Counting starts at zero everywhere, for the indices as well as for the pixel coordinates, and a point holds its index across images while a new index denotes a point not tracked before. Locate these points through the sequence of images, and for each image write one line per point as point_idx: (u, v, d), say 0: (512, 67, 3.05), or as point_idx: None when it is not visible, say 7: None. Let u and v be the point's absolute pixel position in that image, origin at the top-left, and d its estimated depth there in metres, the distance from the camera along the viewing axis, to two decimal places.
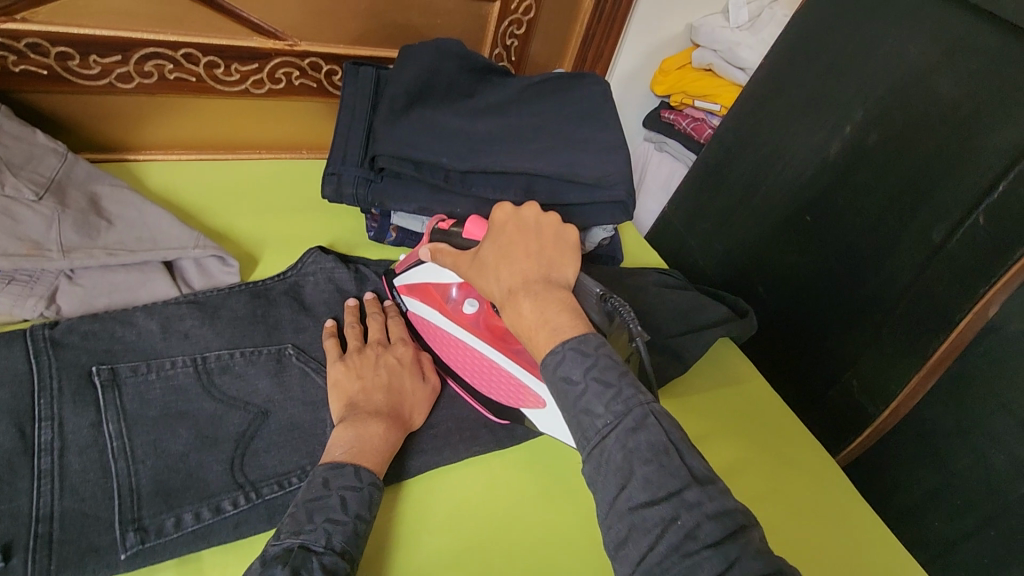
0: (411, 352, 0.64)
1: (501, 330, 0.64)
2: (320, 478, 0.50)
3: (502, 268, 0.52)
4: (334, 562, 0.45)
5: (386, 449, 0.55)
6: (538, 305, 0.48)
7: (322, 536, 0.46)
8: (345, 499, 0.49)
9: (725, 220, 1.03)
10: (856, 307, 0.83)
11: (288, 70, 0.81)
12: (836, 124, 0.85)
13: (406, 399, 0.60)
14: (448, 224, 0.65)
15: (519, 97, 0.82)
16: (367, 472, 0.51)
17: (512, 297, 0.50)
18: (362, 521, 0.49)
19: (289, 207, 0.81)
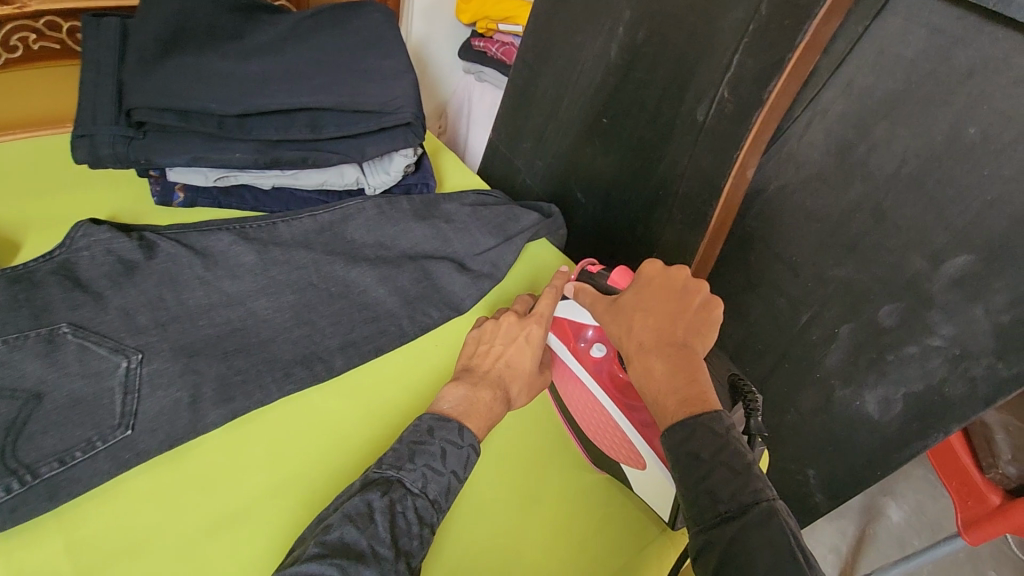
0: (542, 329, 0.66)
1: (623, 383, 0.64)
2: (429, 424, 0.55)
3: (641, 321, 0.57)
4: (422, 506, 0.51)
5: (490, 415, 0.59)
6: (669, 366, 0.53)
7: (419, 477, 0.52)
8: (447, 451, 0.54)
9: (540, 136, 1.07)
10: (653, 194, 0.91)
11: (23, 34, 0.74)
12: (612, 26, 0.90)
13: (518, 369, 0.63)
14: (598, 268, 0.69)
15: (292, 32, 0.78)
16: (468, 434, 0.55)
17: (641, 353, 0.55)
18: (457, 478, 0.53)
19: (52, 184, 0.73)
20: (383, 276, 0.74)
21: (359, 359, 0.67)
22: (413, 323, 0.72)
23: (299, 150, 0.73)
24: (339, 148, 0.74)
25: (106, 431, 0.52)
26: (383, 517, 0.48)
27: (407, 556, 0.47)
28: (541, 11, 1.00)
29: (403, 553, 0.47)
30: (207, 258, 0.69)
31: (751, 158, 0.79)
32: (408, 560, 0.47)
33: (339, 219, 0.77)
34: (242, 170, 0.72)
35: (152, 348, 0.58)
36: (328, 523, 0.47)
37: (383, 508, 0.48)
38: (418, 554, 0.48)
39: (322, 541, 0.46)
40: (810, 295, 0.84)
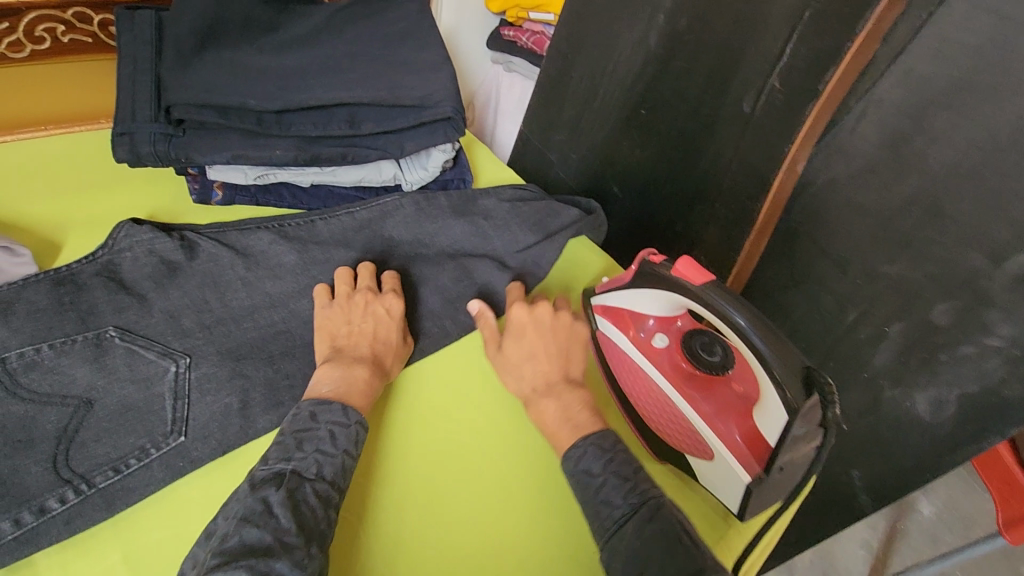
0: (401, 304, 0.65)
1: (689, 371, 0.63)
2: (307, 410, 0.53)
3: (522, 369, 0.63)
4: (326, 489, 0.49)
5: (370, 392, 0.58)
6: (536, 410, 0.59)
7: (312, 464, 0.50)
8: (334, 434, 0.52)
9: (574, 128, 1.04)
10: (694, 187, 0.89)
11: (51, 26, 0.71)
12: (651, 13, 0.87)
13: (382, 340, 0.63)
14: (659, 258, 0.64)
15: (328, 26, 0.76)
16: (354, 411, 0.55)
17: (538, 400, 0.60)
18: (350, 456, 0.53)
19: (92, 183, 0.72)
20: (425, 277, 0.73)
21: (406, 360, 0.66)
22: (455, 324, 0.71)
23: (340, 145, 0.71)
24: (378, 143, 0.73)
25: (159, 439, 0.52)
26: (283, 510, 0.45)
27: (317, 539, 0.46)
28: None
29: (313, 536, 0.45)
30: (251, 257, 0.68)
31: (803, 152, 0.78)
32: (319, 542, 0.45)
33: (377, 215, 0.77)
34: (283, 168, 0.70)
35: (199, 352, 0.58)
36: (221, 536, 0.44)
37: (281, 503, 0.46)
38: (328, 535, 0.47)
39: (219, 558, 0.42)
40: (858, 292, 0.82)
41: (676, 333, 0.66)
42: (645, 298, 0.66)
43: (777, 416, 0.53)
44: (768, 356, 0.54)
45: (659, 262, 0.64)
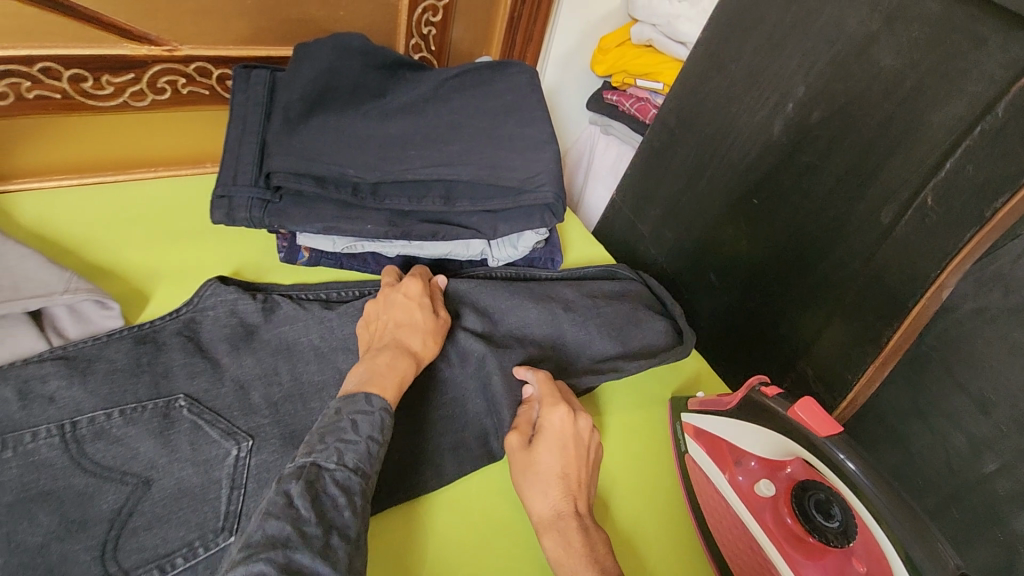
0: (419, 284, 0.65)
1: (797, 531, 0.54)
2: (333, 407, 0.51)
3: (551, 488, 0.55)
4: (346, 478, 0.46)
5: (397, 375, 0.56)
6: (563, 543, 0.52)
7: (333, 453, 0.47)
8: (357, 422, 0.49)
9: (673, 206, 0.97)
10: (808, 291, 0.80)
11: (173, 78, 0.73)
12: (779, 100, 0.80)
13: (407, 320, 0.62)
14: (774, 390, 0.57)
15: (436, 94, 0.74)
16: (377, 398, 0.52)
17: (560, 531, 0.53)
18: (374, 444, 0.49)
19: (186, 230, 0.73)
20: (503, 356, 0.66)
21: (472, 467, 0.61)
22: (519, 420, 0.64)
23: (433, 222, 0.68)
24: (471, 222, 0.69)
25: (208, 536, 0.49)
26: (304, 501, 0.43)
27: (338, 528, 0.43)
28: (691, 75, 0.91)
29: (334, 526, 0.43)
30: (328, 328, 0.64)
31: (954, 278, 0.65)
32: (340, 531, 0.43)
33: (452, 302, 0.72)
34: (372, 241, 0.67)
35: (263, 435, 0.55)
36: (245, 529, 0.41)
37: (302, 493, 0.43)
38: (353, 522, 0.44)
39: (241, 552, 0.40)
40: (1000, 440, 0.68)
41: (785, 481, 0.57)
42: (751, 435, 0.58)
43: None
44: (917, 557, 0.44)
45: (774, 395, 0.56)
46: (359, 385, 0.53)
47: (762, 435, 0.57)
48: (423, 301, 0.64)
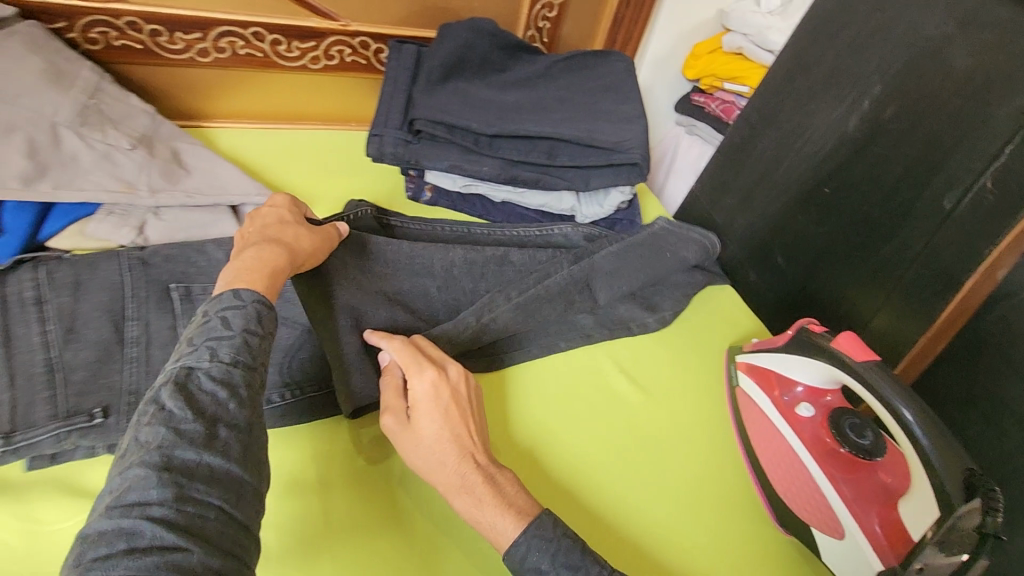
0: (285, 193, 0.66)
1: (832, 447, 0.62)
2: (202, 310, 0.50)
3: (447, 453, 0.54)
4: (223, 372, 0.46)
5: (269, 270, 0.55)
6: (472, 502, 0.53)
7: (203, 354, 0.47)
8: (227, 318, 0.49)
9: (747, 195, 1.05)
10: (872, 273, 0.86)
11: (341, 48, 0.91)
12: (856, 98, 0.87)
13: (286, 232, 0.61)
14: (820, 328, 0.66)
15: (547, 72, 0.88)
16: (247, 291, 0.51)
17: (454, 487, 0.54)
18: (251, 334, 0.49)
19: (337, 168, 0.91)
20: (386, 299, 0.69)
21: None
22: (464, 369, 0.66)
23: (536, 173, 0.81)
24: (567, 176, 0.82)
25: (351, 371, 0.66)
26: (174, 403, 0.43)
27: (225, 421, 0.44)
28: (774, 77, 0.99)
29: (219, 419, 0.44)
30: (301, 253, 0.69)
31: (1009, 259, 0.75)
32: (226, 422, 0.44)
33: (472, 239, 0.82)
34: (486, 182, 0.82)
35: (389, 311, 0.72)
36: (123, 443, 0.42)
37: (171, 396, 0.43)
38: (240, 412, 0.45)
39: (122, 462, 0.41)
40: None
41: (824, 407, 0.65)
42: (798, 364, 0.66)
43: (927, 510, 0.52)
44: (934, 455, 0.52)
45: (821, 331, 0.65)
46: (227, 281, 0.52)
47: (809, 365, 0.65)
48: (289, 216, 0.64)
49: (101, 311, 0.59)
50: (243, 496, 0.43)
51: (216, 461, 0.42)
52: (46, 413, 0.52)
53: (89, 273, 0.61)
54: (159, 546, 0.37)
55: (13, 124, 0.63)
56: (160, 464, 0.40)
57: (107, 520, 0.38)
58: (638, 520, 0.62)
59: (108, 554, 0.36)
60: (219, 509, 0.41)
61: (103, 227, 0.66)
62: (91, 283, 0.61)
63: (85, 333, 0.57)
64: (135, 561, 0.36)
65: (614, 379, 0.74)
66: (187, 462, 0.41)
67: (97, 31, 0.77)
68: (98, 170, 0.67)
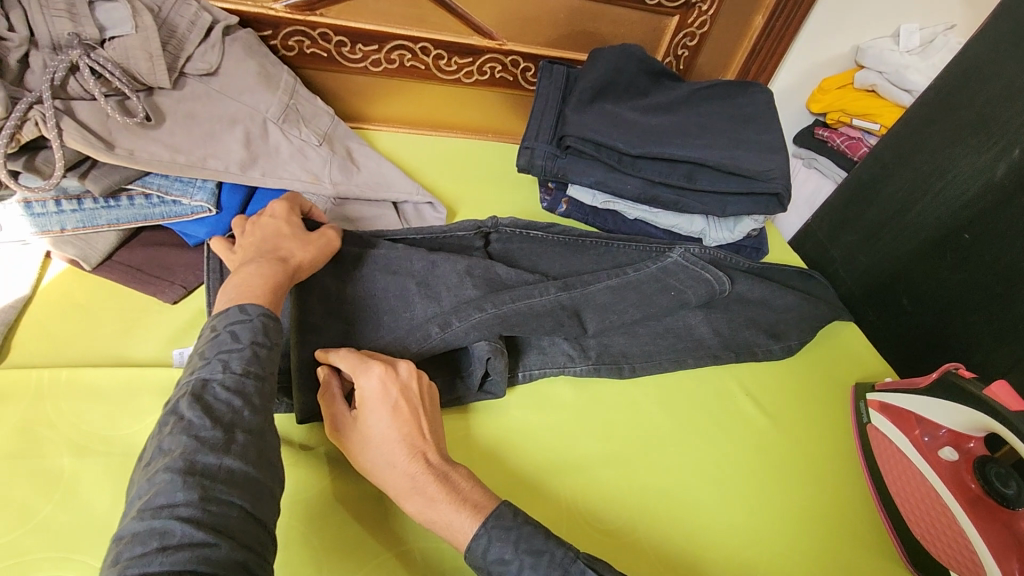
0: (283, 200, 0.66)
1: (976, 493, 0.62)
2: (210, 324, 0.51)
3: (395, 456, 0.53)
4: (237, 382, 0.47)
5: (271, 282, 0.56)
6: (426, 504, 0.52)
7: (218, 365, 0.47)
8: (236, 332, 0.50)
9: (873, 233, 1.04)
10: (1013, 327, 0.84)
11: (493, 65, 0.98)
12: (1006, 145, 0.85)
13: (287, 245, 0.61)
14: (970, 373, 0.65)
15: (688, 99, 0.92)
16: (253, 305, 0.52)
17: (398, 491, 0.53)
18: (260, 345, 0.50)
19: (478, 175, 0.98)
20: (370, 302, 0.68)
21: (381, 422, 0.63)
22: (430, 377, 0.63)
23: (674, 195, 0.85)
24: (705, 201, 0.85)
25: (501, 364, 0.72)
26: (192, 410, 0.44)
27: (241, 427, 0.45)
28: (914, 117, 0.98)
29: (236, 426, 0.45)
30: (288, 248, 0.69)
31: None
32: (242, 428, 0.45)
33: (548, 249, 0.85)
34: (624, 199, 0.86)
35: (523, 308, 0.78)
36: (146, 454, 0.44)
37: (190, 405, 0.44)
38: (254, 419, 0.46)
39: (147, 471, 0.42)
40: None
41: (968, 454, 0.64)
42: (939, 407, 0.65)
43: None
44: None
45: (969, 377, 0.64)
46: (233, 297, 0.53)
47: (952, 410, 0.64)
48: (289, 220, 0.64)
49: None
50: (261, 496, 0.44)
51: (234, 463, 0.43)
52: None
53: None
54: (188, 543, 0.38)
55: (235, 117, 0.74)
56: (184, 468, 0.41)
57: (137, 524, 0.39)
58: (723, 536, 0.63)
59: (142, 553, 0.37)
60: (241, 508, 0.42)
61: None
62: None
63: None
64: (168, 558, 0.37)
65: (740, 401, 0.76)
66: (209, 467, 0.42)
67: (295, 40, 0.88)
68: (293, 162, 0.77)
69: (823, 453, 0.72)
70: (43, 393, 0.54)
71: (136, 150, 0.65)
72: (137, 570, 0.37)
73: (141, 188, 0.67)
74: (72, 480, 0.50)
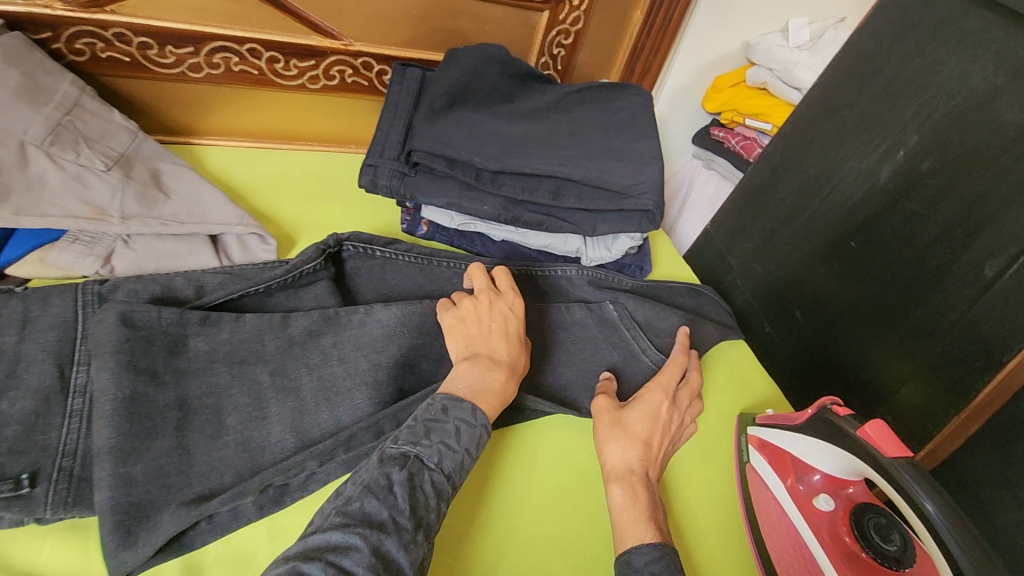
0: (524, 301, 0.66)
1: (852, 548, 0.56)
2: (440, 402, 0.54)
3: (631, 448, 0.61)
4: (440, 482, 0.50)
5: (503, 394, 0.57)
6: (629, 496, 0.58)
7: (435, 454, 0.50)
8: (460, 432, 0.52)
9: (765, 241, 0.98)
10: (899, 340, 0.79)
11: (342, 68, 0.86)
12: (888, 148, 0.79)
13: (524, 355, 0.62)
14: (845, 410, 0.59)
15: (558, 104, 0.83)
16: (482, 415, 0.54)
17: (634, 467, 0.60)
18: (470, 456, 0.53)
19: (330, 195, 0.86)
20: (185, 376, 0.54)
21: (224, 529, 0.50)
22: (225, 464, 0.52)
23: (541, 214, 0.76)
24: (573, 218, 0.76)
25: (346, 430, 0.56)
26: (402, 490, 0.47)
27: (426, 527, 0.47)
28: (801, 117, 0.91)
29: (423, 524, 0.47)
30: (128, 314, 0.53)
31: None
32: (427, 531, 0.47)
33: (408, 271, 0.75)
34: (485, 221, 0.77)
35: None
36: (348, 497, 0.46)
37: (402, 482, 0.47)
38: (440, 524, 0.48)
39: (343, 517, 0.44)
40: None
41: (845, 501, 0.59)
42: (815, 447, 0.59)
43: None
44: (962, 561, 0.46)
45: (843, 414, 0.58)
46: (470, 392, 0.55)
47: (833, 456, 0.58)
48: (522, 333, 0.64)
49: (46, 352, 0.53)
50: None
51: (406, 564, 0.44)
52: None
53: (38, 309, 0.55)
54: None
55: None
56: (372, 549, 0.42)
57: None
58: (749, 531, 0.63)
59: None
60: None
61: (66, 255, 0.62)
62: (38, 321, 0.54)
63: (25, 379, 0.51)
64: None
65: None
66: (392, 555, 0.43)
67: (84, 43, 0.73)
68: (67, 193, 0.63)
69: (701, 474, 0.67)
70: None
71: None
72: None
73: None
74: None
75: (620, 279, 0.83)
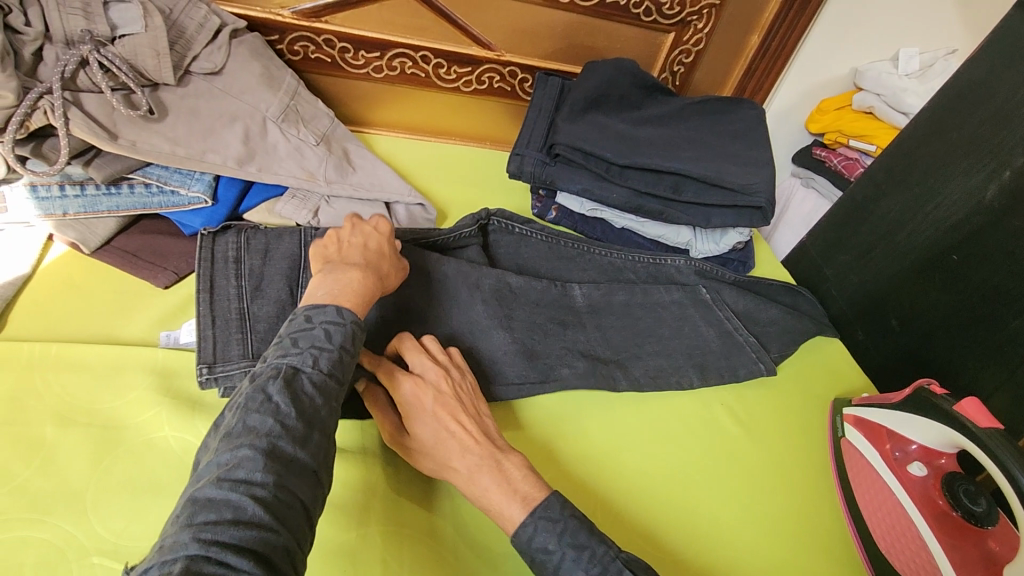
0: (387, 221, 0.67)
1: (943, 508, 0.63)
2: (303, 314, 0.52)
3: (450, 447, 0.55)
4: (321, 381, 0.49)
5: (363, 293, 0.56)
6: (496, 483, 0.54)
7: (308, 358, 0.49)
8: (329, 332, 0.51)
9: (864, 252, 1.04)
10: (996, 348, 0.83)
11: (492, 75, 1.01)
12: (995, 168, 0.84)
13: (386, 263, 0.63)
14: (941, 389, 0.65)
15: (679, 113, 0.94)
16: (348, 311, 0.53)
17: (452, 455, 0.55)
18: (347, 352, 0.52)
19: (473, 180, 1.01)
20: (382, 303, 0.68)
21: None
22: None
23: (660, 205, 0.87)
24: (689, 212, 0.87)
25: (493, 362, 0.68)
26: (282, 397, 0.46)
27: (318, 425, 0.47)
28: (908, 137, 0.97)
29: (314, 422, 0.47)
30: None
31: None
32: (319, 426, 0.47)
33: (541, 247, 0.87)
34: (612, 208, 0.88)
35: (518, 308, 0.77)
36: (228, 424, 0.45)
37: (280, 391, 0.46)
38: (328, 418, 0.48)
39: (228, 441, 0.43)
40: None
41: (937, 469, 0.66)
42: (913, 421, 0.66)
43: None
44: None
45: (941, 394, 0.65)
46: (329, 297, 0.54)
47: (927, 429, 0.65)
48: (391, 248, 0.65)
49: (281, 274, 0.68)
50: (317, 495, 0.45)
51: (307, 459, 0.45)
52: (237, 351, 0.61)
53: (276, 242, 0.71)
54: (256, 522, 0.39)
55: (236, 114, 0.77)
56: (267, 450, 0.43)
57: (216, 490, 0.40)
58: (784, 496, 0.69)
59: (216, 520, 0.38)
60: (302, 501, 0.43)
61: (288, 207, 0.78)
62: (276, 251, 0.70)
63: (268, 291, 0.67)
64: (239, 532, 0.38)
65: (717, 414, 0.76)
66: (287, 455, 0.43)
67: (301, 45, 0.92)
68: (290, 160, 0.80)
69: (783, 438, 0.75)
70: (33, 364, 0.58)
71: (138, 141, 0.68)
72: (210, 533, 0.37)
73: (141, 177, 0.71)
74: (52, 449, 0.54)
75: (724, 273, 0.89)
